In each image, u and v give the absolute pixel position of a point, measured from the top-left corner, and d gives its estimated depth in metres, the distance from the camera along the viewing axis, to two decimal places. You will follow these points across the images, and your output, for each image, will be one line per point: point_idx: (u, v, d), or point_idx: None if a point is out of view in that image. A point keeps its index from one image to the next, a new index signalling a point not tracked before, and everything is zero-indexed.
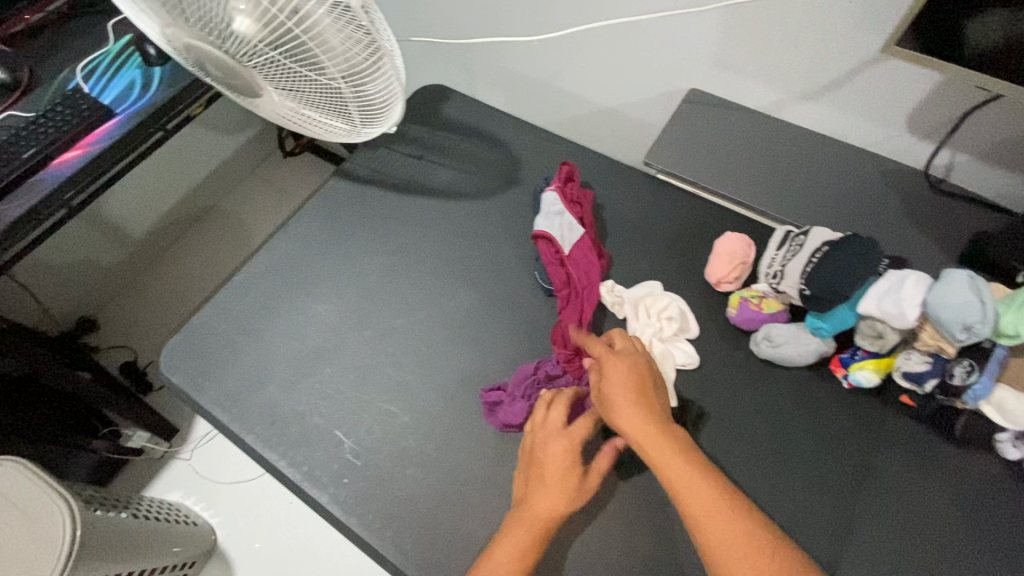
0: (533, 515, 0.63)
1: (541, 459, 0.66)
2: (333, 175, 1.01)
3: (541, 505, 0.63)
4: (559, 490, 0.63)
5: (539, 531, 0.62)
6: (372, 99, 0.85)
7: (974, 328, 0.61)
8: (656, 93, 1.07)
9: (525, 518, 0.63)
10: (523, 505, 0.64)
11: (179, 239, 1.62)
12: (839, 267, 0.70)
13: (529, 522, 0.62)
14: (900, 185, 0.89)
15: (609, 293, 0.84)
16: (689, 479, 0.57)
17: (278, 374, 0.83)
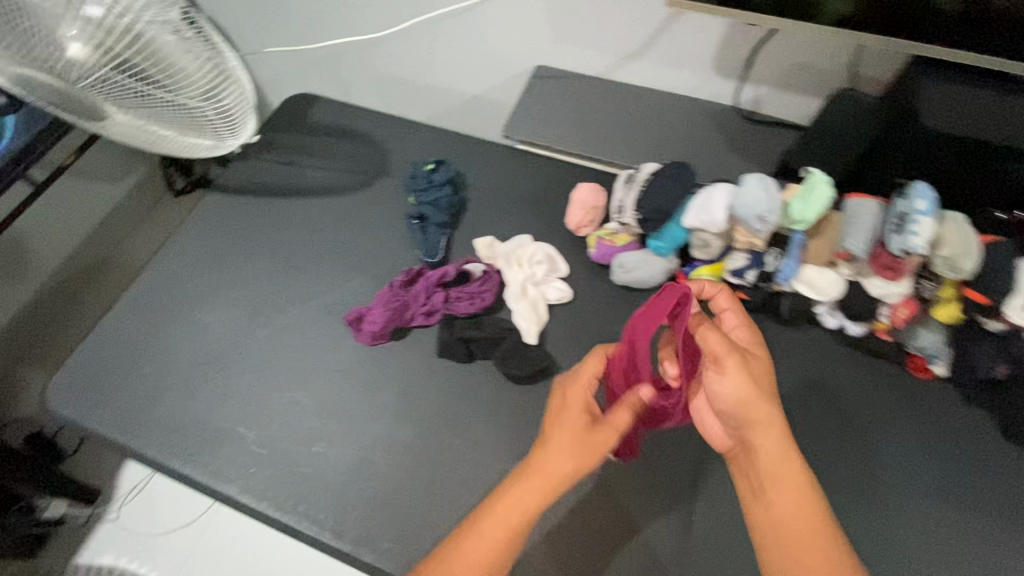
0: (541, 490, 0.57)
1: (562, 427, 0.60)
2: (210, 191, 1.04)
3: (552, 485, 0.57)
4: (572, 460, 0.57)
5: (540, 501, 0.57)
6: (229, 112, 0.94)
7: (767, 218, 0.73)
8: (510, 73, 1.17)
9: (534, 492, 0.57)
10: (527, 472, 0.58)
11: (65, 300, 1.35)
12: (662, 191, 0.81)
13: (536, 500, 0.57)
14: (720, 120, 1.03)
15: (486, 249, 0.93)
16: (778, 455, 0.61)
17: (176, 386, 0.84)
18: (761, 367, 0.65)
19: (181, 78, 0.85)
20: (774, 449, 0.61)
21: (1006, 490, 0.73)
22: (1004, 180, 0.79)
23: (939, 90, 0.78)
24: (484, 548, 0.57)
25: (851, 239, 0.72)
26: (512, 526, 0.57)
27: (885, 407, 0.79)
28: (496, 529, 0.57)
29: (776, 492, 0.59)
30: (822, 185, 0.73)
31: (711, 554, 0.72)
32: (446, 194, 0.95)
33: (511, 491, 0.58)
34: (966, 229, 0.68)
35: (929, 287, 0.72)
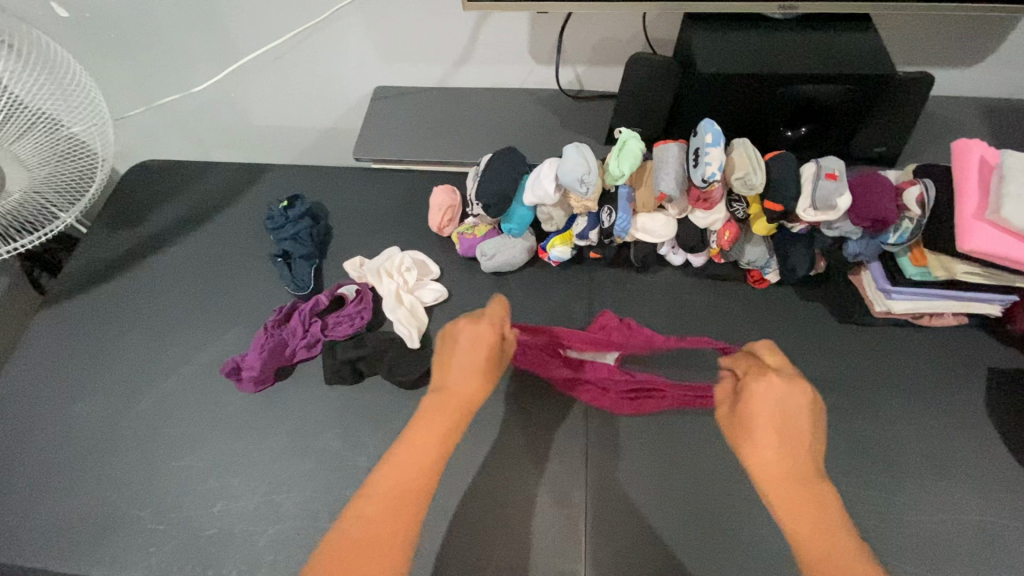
0: (453, 399, 0.65)
1: (460, 349, 0.68)
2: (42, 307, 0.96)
3: (458, 396, 0.65)
4: (474, 373, 0.67)
5: (456, 411, 0.65)
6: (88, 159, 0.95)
7: (588, 180, 0.79)
8: (356, 99, 1.20)
9: (443, 411, 0.65)
10: (433, 408, 0.65)
11: None
12: (496, 176, 0.84)
13: (449, 414, 0.64)
14: (553, 103, 1.11)
15: (357, 268, 0.93)
16: (779, 472, 0.60)
17: (55, 489, 0.79)
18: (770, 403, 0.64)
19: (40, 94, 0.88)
20: (776, 442, 0.61)
21: (848, 364, 0.83)
22: (783, 102, 0.88)
23: (706, 40, 0.87)
24: (409, 473, 0.61)
25: (663, 182, 0.79)
26: (431, 448, 0.62)
27: (736, 321, 0.88)
28: (418, 445, 0.63)
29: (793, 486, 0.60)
30: (631, 141, 0.80)
31: (614, 493, 0.76)
32: (305, 225, 0.96)
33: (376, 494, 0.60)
34: (750, 149, 0.77)
35: (740, 208, 0.81)
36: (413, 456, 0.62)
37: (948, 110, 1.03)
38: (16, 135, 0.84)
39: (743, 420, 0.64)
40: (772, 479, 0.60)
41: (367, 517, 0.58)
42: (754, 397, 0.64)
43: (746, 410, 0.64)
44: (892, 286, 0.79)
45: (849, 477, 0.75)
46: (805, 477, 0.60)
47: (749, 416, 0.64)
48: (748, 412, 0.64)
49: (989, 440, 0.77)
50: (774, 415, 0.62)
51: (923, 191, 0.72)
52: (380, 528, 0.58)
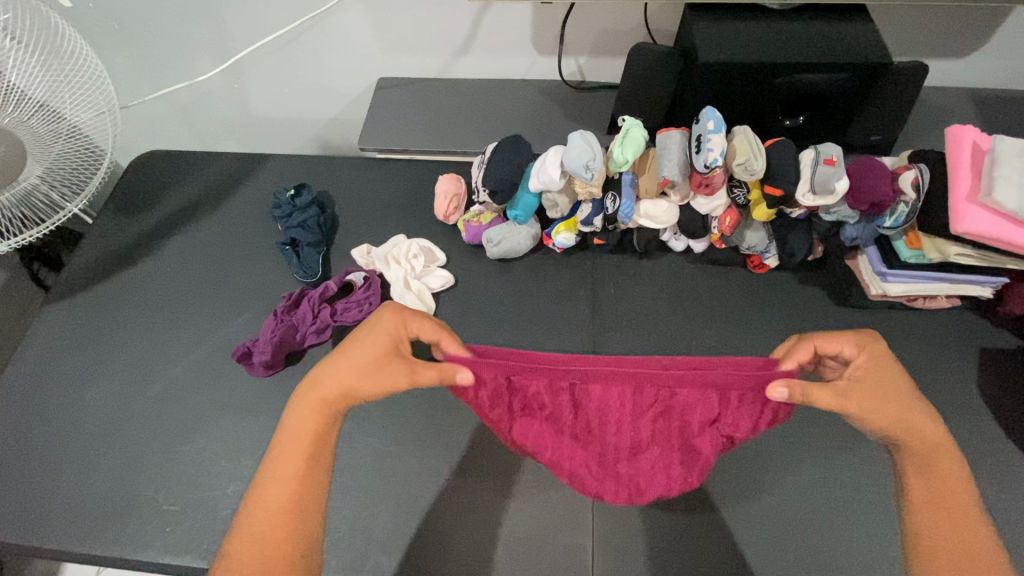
0: (323, 391, 0.58)
1: (351, 341, 0.61)
2: (48, 300, 0.96)
3: (336, 387, 0.58)
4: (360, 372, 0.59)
5: (327, 405, 0.58)
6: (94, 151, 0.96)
7: (593, 167, 0.80)
8: (359, 90, 1.21)
9: (313, 409, 0.58)
10: (303, 400, 0.58)
11: None
12: (502, 163, 0.86)
13: (320, 403, 0.58)
14: (555, 94, 1.12)
15: (364, 256, 0.96)
16: (927, 434, 0.59)
17: (69, 473, 0.80)
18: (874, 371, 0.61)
19: (38, 81, 0.89)
20: (913, 397, 0.60)
21: None
22: (782, 90, 0.90)
23: (707, 30, 0.89)
24: (283, 479, 0.56)
25: (666, 168, 0.81)
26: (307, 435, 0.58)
27: (737, 305, 0.90)
28: (295, 434, 0.57)
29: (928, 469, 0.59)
30: (634, 128, 0.81)
31: None
32: (312, 213, 0.97)
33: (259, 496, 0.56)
34: (751, 136, 0.79)
35: (741, 193, 0.83)
36: (286, 453, 0.57)
37: (941, 101, 1.06)
38: (21, 116, 0.86)
39: (876, 384, 0.60)
40: (930, 444, 0.59)
41: (255, 518, 0.55)
42: (868, 364, 0.61)
43: (862, 378, 0.60)
44: (887, 269, 0.82)
45: (844, 453, 0.79)
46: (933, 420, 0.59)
47: (874, 380, 0.60)
48: (863, 382, 0.60)
49: (981, 418, 0.80)
50: (887, 377, 0.60)
51: (918, 174, 0.75)
52: (259, 541, 0.54)
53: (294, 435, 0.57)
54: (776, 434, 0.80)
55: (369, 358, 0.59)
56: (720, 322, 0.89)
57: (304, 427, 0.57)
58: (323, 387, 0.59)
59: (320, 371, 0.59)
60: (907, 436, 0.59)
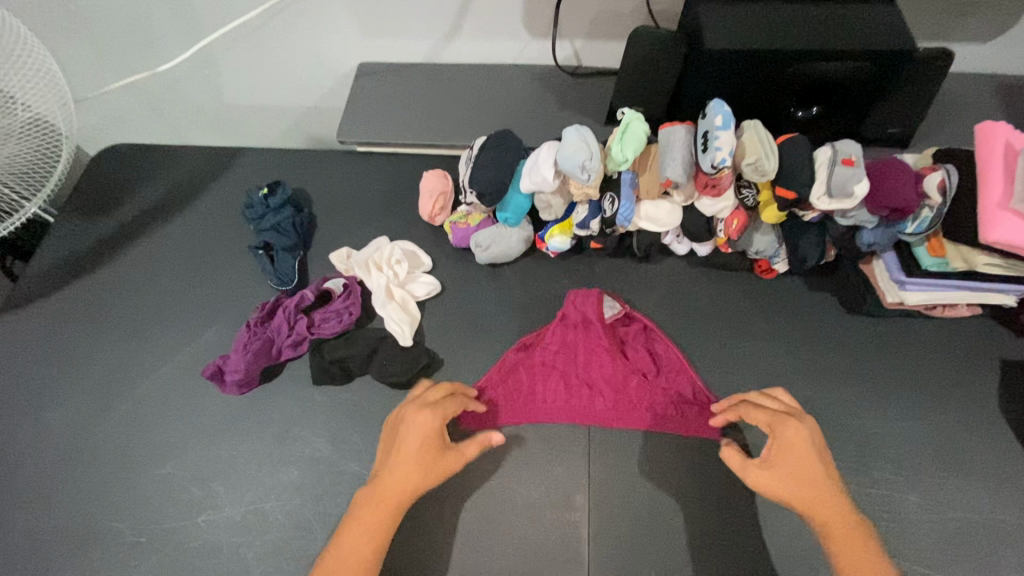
0: (386, 495, 0.62)
1: (403, 438, 0.64)
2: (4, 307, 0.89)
3: (400, 489, 0.62)
4: (416, 468, 0.63)
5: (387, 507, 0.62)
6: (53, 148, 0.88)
7: (589, 167, 0.73)
8: (338, 77, 1.12)
9: (372, 501, 0.62)
10: (369, 498, 0.62)
11: None
12: (491, 162, 0.79)
13: (379, 520, 0.62)
14: (550, 81, 1.04)
15: (343, 261, 0.89)
16: (816, 498, 0.62)
17: (30, 501, 0.75)
18: (800, 450, 0.63)
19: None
20: (818, 476, 0.62)
21: (857, 358, 0.80)
22: (796, 80, 0.83)
23: (715, 13, 0.81)
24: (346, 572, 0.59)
25: (669, 168, 0.74)
26: (384, 496, 0.62)
27: (742, 313, 0.85)
28: (351, 544, 0.61)
29: (801, 488, 0.62)
30: (635, 123, 0.74)
31: (616, 496, 0.73)
32: (287, 215, 0.90)
33: None
34: (762, 133, 0.72)
35: (750, 195, 0.76)
36: (351, 566, 0.60)
37: (962, 88, 0.99)
38: None
39: (784, 467, 0.63)
40: (808, 501, 0.61)
41: None
42: (790, 440, 0.63)
43: (774, 459, 0.63)
44: (907, 277, 0.76)
45: (856, 475, 0.73)
46: (834, 494, 0.62)
47: (784, 460, 0.63)
48: (781, 462, 0.63)
49: (1000, 435, 0.75)
50: (809, 449, 0.63)
51: (945, 177, 0.69)
52: None
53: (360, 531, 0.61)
54: None
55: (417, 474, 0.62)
56: (723, 332, 0.83)
57: (367, 546, 0.61)
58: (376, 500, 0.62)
59: (382, 475, 0.63)
60: (800, 510, 0.62)
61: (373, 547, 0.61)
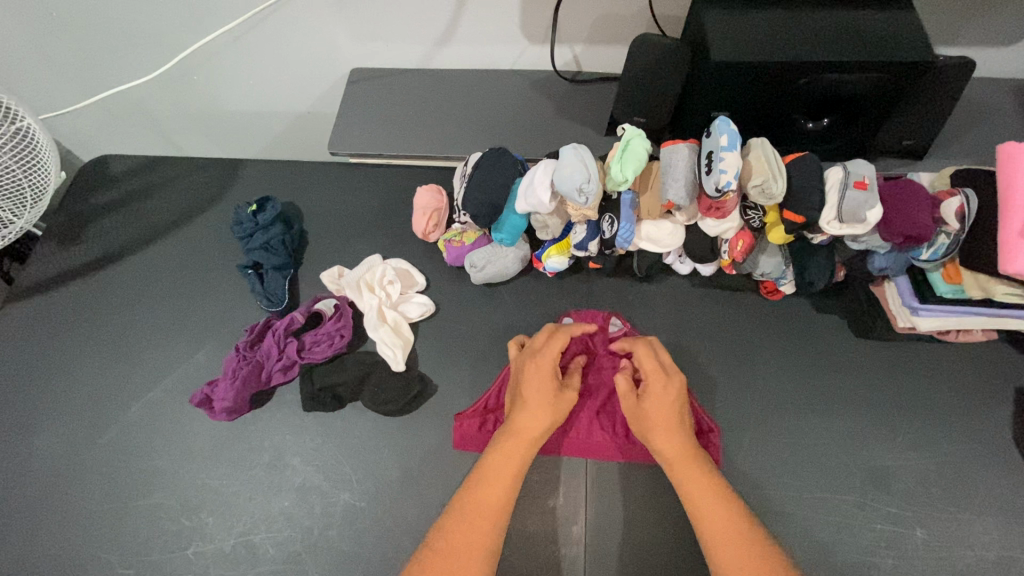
0: (528, 424, 0.65)
1: (525, 389, 0.67)
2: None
3: (539, 424, 0.65)
4: (549, 408, 0.66)
5: (526, 448, 0.64)
6: (39, 184, 0.81)
7: (587, 189, 0.70)
8: (331, 82, 1.08)
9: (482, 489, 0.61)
10: (481, 474, 0.62)
11: None
12: (485, 181, 0.75)
13: (519, 449, 0.64)
14: (549, 87, 1.00)
15: (335, 281, 0.86)
16: (665, 418, 0.65)
17: (18, 532, 0.74)
18: (662, 383, 0.66)
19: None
20: (669, 419, 0.64)
21: (866, 387, 0.77)
22: (806, 91, 0.79)
23: (722, 21, 0.77)
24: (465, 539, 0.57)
25: (670, 190, 0.70)
26: (520, 430, 0.65)
27: (747, 335, 0.82)
28: (468, 506, 0.60)
29: (662, 429, 0.64)
30: (636, 141, 0.70)
31: (613, 530, 0.71)
32: (276, 233, 0.87)
33: (451, 534, 0.58)
34: (770, 153, 0.68)
35: (756, 217, 0.72)
36: (470, 523, 0.59)
37: (982, 95, 0.94)
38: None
39: (644, 409, 0.66)
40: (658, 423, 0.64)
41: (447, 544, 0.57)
42: (654, 393, 0.66)
43: (644, 401, 0.66)
44: (919, 304, 0.73)
45: (862, 510, 0.70)
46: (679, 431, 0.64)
47: (651, 403, 0.66)
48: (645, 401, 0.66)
49: (1014, 468, 0.72)
50: (667, 391, 0.66)
51: (963, 203, 0.65)
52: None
53: (502, 464, 0.63)
54: (793, 487, 0.72)
55: (546, 395, 0.66)
56: (728, 356, 0.80)
57: (505, 484, 0.61)
58: (524, 415, 0.66)
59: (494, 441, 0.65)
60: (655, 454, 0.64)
61: (509, 491, 0.61)
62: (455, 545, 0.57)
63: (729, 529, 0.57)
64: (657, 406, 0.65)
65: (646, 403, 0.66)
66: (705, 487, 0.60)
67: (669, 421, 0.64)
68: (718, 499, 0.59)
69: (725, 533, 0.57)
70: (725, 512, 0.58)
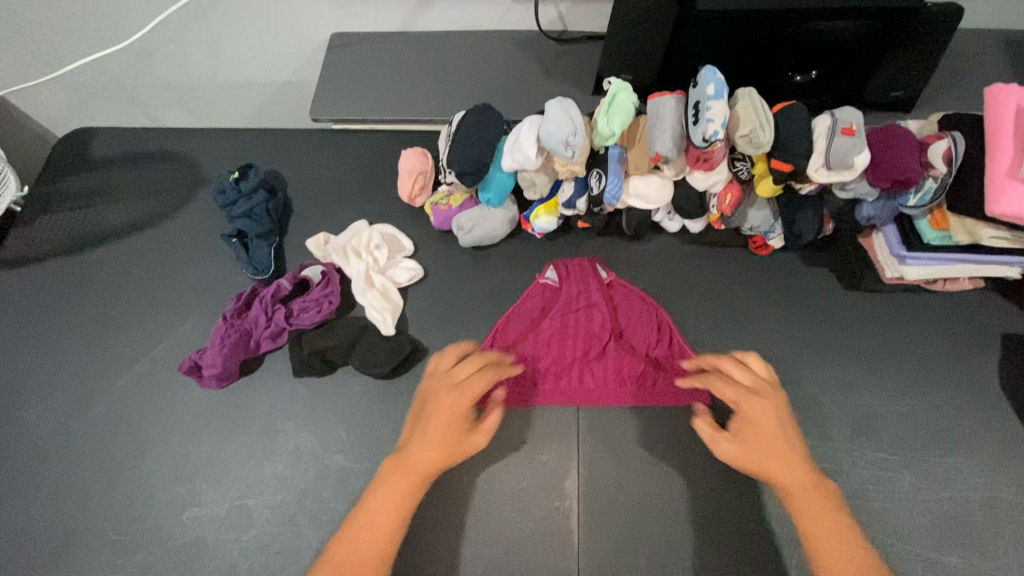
0: (446, 435, 0.64)
1: (453, 398, 0.66)
2: None
3: (454, 434, 0.64)
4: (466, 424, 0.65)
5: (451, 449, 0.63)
6: None
7: (574, 143, 0.69)
8: (311, 50, 1.05)
9: (411, 472, 0.62)
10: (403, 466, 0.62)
11: None
12: (471, 139, 0.74)
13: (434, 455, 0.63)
14: (534, 47, 0.98)
15: (321, 247, 0.85)
16: (772, 447, 0.62)
17: (9, 502, 0.74)
18: (764, 409, 0.64)
19: None
20: (780, 446, 0.62)
21: (854, 336, 0.78)
22: (794, 41, 0.77)
23: None
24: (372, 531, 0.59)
25: (658, 142, 0.69)
26: (443, 441, 0.63)
27: (738, 290, 0.82)
28: (380, 503, 0.61)
29: (779, 464, 0.61)
30: (622, 94, 0.69)
31: (607, 482, 0.72)
32: (259, 200, 0.85)
33: (360, 523, 0.60)
34: (757, 101, 0.67)
35: (744, 167, 0.72)
36: (376, 520, 0.60)
37: (971, 46, 0.93)
38: None
39: (751, 437, 0.63)
40: (769, 456, 0.62)
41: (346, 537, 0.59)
42: (756, 419, 0.64)
43: (746, 430, 0.63)
44: (906, 252, 0.72)
45: (851, 456, 0.71)
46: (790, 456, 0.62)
47: (754, 431, 0.63)
48: (747, 434, 0.63)
49: (1000, 411, 0.73)
50: (771, 417, 0.64)
51: (951, 146, 0.64)
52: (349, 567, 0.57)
53: (419, 467, 0.62)
54: None
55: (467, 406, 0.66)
56: (718, 311, 0.81)
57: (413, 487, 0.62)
58: (447, 423, 0.65)
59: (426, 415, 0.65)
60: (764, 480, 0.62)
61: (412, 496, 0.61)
62: (371, 529, 0.60)
63: (855, 563, 0.56)
64: (766, 435, 0.63)
65: (755, 438, 0.63)
66: (839, 526, 0.59)
67: (778, 454, 0.62)
68: (829, 516, 0.59)
69: (856, 573, 0.56)
70: (854, 547, 0.57)
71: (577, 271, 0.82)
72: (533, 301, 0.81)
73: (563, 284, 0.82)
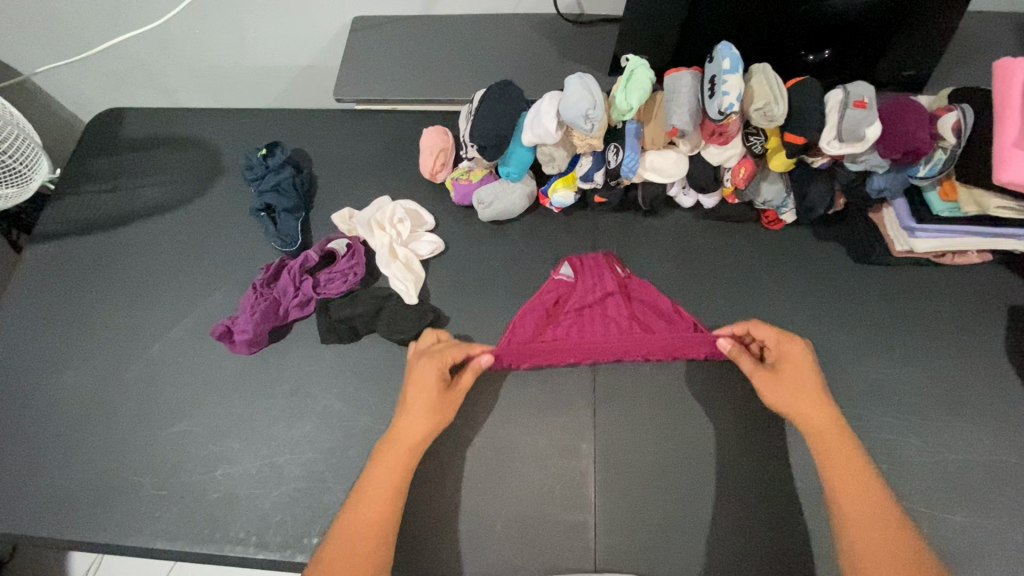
0: (400, 443, 0.66)
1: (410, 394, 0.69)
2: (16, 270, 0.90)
3: (411, 436, 0.67)
4: (424, 417, 0.68)
5: (408, 451, 0.66)
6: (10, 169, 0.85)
7: (593, 116, 0.71)
8: (332, 35, 1.08)
9: (399, 444, 0.66)
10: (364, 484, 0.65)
11: None
12: (493, 114, 0.77)
13: (393, 462, 0.66)
14: (551, 30, 1.00)
15: (346, 220, 0.88)
16: (809, 388, 0.67)
17: (52, 459, 0.77)
18: (801, 359, 0.69)
19: None
20: (813, 390, 0.67)
21: (863, 307, 0.80)
22: (807, 19, 0.80)
23: None
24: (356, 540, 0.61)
25: (675, 116, 0.72)
26: (402, 441, 0.66)
27: (750, 263, 0.84)
28: (360, 512, 0.63)
29: (808, 403, 0.66)
30: (640, 69, 0.71)
31: (623, 443, 0.74)
32: (286, 175, 0.88)
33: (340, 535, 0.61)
34: (771, 77, 0.69)
35: (758, 142, 0.74)
36: (353, 532, 0.61)
37: (981, 28, 0.95)
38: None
39: (787, 375, 0.68)
40: (806, 393, 0.66)
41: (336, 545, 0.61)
42: (793, 360, 0.69)
43: (783, 368, 0.68)
44: (916, 223, 0.75)
45: (859, 421, 0.73)
46: (821, 401, 0.66)
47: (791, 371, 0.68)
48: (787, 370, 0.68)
49: (1006, 379, 0.75)
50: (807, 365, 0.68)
51: (960, 118, 0.67)
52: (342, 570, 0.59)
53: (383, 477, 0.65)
54: None
55: (419, 407, 0.68)
56: (731, 283, 0.83)
57: (383, 494, 0.64)
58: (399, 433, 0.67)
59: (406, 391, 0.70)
60: (795, 421, 0.66)
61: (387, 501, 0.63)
62: (365, 507, 0.63)
63: (877, 498, 0.60)
64: (799, 378, 0.68)
65: (786, 376, 0.68)
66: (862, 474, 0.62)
67: (811, 396, 0.66)
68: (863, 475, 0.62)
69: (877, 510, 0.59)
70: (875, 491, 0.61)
71: (591, 265, 0.83)
72: (548, 294, 0.81)
73: (577, 278, 0.82)
